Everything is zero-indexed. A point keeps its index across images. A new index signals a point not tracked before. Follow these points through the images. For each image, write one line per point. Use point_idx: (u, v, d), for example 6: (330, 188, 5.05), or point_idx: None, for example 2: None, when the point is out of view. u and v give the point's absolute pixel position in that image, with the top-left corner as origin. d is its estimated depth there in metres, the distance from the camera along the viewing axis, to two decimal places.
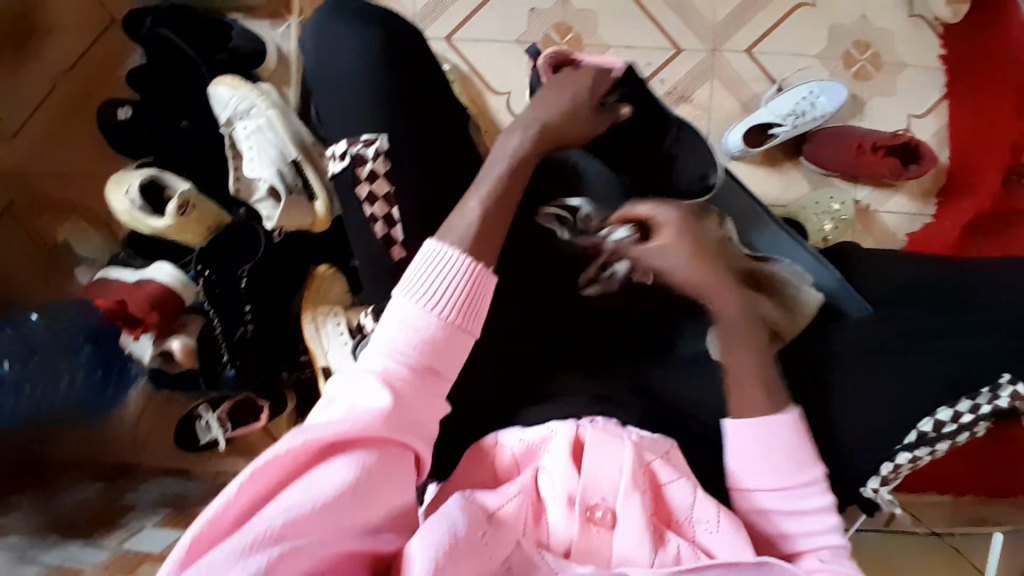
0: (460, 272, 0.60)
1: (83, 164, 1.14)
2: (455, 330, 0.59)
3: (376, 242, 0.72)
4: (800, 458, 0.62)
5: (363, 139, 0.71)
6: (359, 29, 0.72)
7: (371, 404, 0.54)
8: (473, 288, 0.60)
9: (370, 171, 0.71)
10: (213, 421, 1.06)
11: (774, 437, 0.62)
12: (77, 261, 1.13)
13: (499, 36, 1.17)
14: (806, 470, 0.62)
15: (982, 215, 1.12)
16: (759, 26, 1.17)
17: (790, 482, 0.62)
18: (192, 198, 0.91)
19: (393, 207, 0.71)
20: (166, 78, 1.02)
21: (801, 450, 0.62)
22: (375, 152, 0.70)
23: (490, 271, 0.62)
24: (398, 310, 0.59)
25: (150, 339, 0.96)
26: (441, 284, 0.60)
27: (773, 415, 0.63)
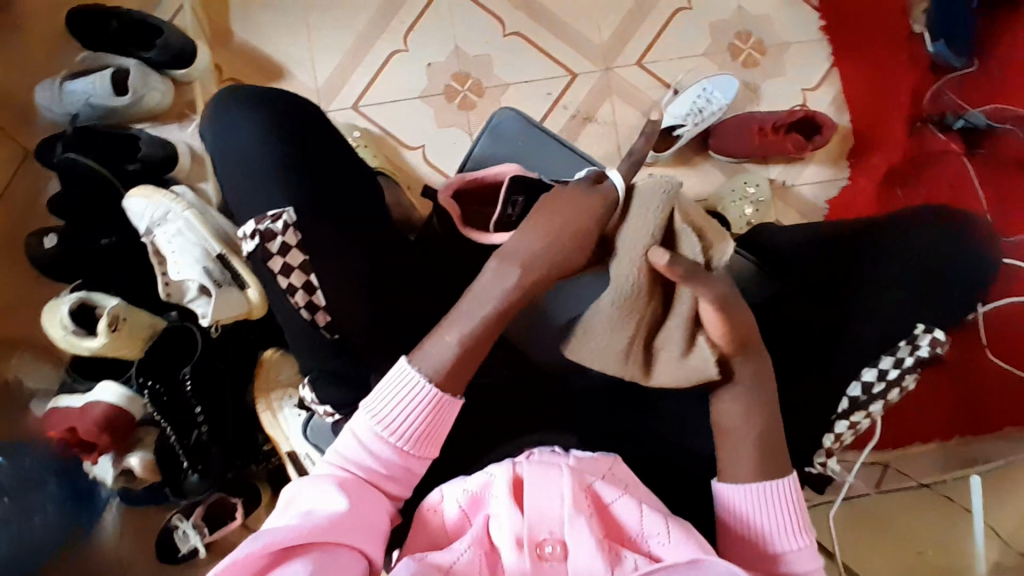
0: (423, 399, 0.63)
1: (17, 299, 1.13)
2: (411, 453, 0.63)
3: (298, 315, 0.68)
4: (787, 524, 0.63)
5: (269, 216, 0.68)
6: (247, 111, 0.73)
7: (328, 509, 0.58)
8: (438, 412, 0.64)
9: (281, 245, 0.67)
10: (188, 529, 1.03)
11: (763, 500, 0.64)
12: (27, 397, 1.07)
13: (404, 95, 1.21)
14: (790, 531, 0.63)
15: (897, 169, 1.17)
16: (645, 37, 1.22)
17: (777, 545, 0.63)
18: (122, 312, 0.91)
19: (312, 274, 0.68)
20: (82, 200, 1.02)
21: (790, 517, 0.64)
22: (283, 226, 0.68)
23: (455, 397, 0.65)
24: (353, 429, 0.63)
25: (109, 460, 0.96)
26: (402, 412, 0.63)
27: (772, 479, 0.64)
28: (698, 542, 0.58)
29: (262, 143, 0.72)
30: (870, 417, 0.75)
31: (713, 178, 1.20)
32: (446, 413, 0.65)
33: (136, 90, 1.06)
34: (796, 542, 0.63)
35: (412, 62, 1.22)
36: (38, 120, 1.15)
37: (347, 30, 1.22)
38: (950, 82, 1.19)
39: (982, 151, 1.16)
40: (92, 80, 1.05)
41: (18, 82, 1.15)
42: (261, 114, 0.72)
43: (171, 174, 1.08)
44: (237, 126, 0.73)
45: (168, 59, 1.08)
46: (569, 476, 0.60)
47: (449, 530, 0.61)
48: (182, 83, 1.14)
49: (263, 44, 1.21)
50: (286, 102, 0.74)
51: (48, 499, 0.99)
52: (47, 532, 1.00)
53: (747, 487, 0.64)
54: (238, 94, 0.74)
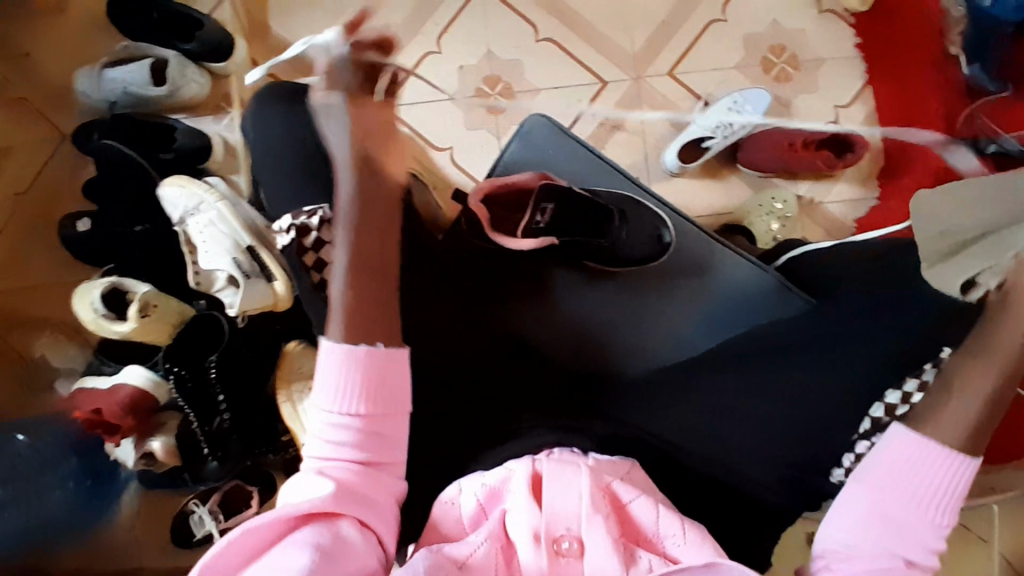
0: (350, 364, 0.62)
1: (49, 279, 1.15)
2: (365, 421, 0.63)
3: (327, 310, 0.70)
4: (941, 498, 0.61)
5: (305, 211, 0.70)
6: (288, 111, 0.75)
7: (312, 493, 0.60)
8: (375, 369, 0.63)
9: (315, 240, 0.69)
10: (204, 514, 1.05)
11: (929, 467, 0.61)
12: (54, 375, 1.11)
13: (434, 95, 1.22)
14: (936, 506, 0.61)
15: None
16: (676, 48, 1.22)
17: (919, 514, 0.60)
18: (152, 299, 0.93)
19: (341, 271, 0.70)
20: (117, 184, 1.04)
21: (947, 496, 0.61)
22: (318, 222, 0.69)
23: (399, 347, 0.65)
24: (316, 414, 0.64)
25: (132, 441, 0.97)
26: (340, 382, 0.62)
27: (965, 454, 0.61)
28: (713, 546, 0.58)
29: (299, 143, 0.73)
30: None
31: (739, 193, 1.20)
32: (383, 370, 0.63)
33: (174, 82, 1.09)
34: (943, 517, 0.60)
35: (444, 63, 1.23)
36: (78, 105, 1.18)
37: (382, 29, 1.23)
38: (984, 106, 1.17)
39: None
40: (133, 70, 1.08)
41: (60, 69, 1.18)
42: (298, 117, 0.74)
43: (204, 164, 1.10)
44: (277, 125, 0.75)
45: (205, 52, 1.11)
46: (588, 475, 0.60)
47: (466, 523, 0.61)
48: (218, 76, 1.16)
49: (299, 40, 1.23)
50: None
51: (67, 477, 1.01)
52: (64, 508, 1.02)
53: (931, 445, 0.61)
54: (276, 97, 0.76)
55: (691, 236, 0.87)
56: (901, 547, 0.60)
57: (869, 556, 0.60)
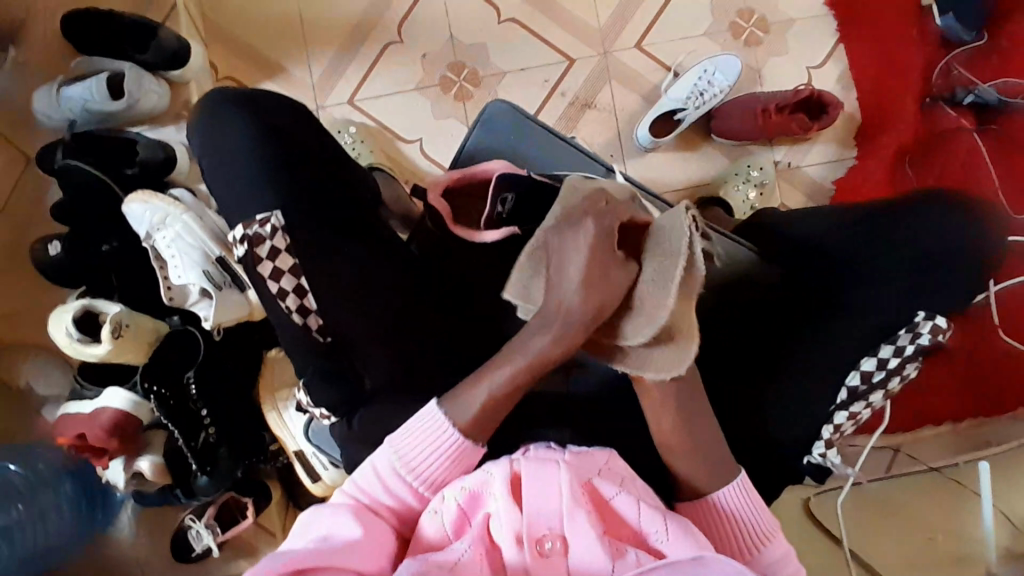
0: (447, 447, 0.65)
1: (29, 306, 1.14)
2: (426, 495, 0.64)
3: (290, 319, 0.68)
4: (752, 523, 0.64)
5: (257, 220, 0.68)
6: (237, 114, 0.72)
7: (345, 535, 0.58)
8: (463, 459, 0.65)
9: (270, 249, 0.67)
10: (201, 529, 1.03)
11: (725, 512, 0.65)
12: (41, 402, 1.10)
13: (398, 88, 1.20)
14: (752, 536, 0.64)
15: (904, 149, 1.13)
16: (642, 20, 1.19)
17: (752, 548, 0.64)
18: (124, 318, 0.91)
19: (302, 278, 0.68)
20: (83, 206, 1.02)
21: (757, 514, 0.64)
22: (271, 229, 0.67)
23: (477, 445, 0.65)
24: (375, 458, 0.65)
25: (121, 463, 0.96)
26: (422, 454, 0.64)
27: (723, 488, 0.65)
28: (697, 539, 0.58)
29: (249, 150, 0.71)
30: (869, 407, 0.75)
31: (716, 161, 1.17)
32: (468, 462, 0.66)
33: (132, 95, 1.06)
34: (767, 537, 0.64)
35: (406, 53, 1.20)
36: (38, 126, 1.15)
37: (340, 24, 1.20)
38: (959, 57, 1.15)
39: (995, 126, 1.13)
40: (89, 86, 1.04)
41: (14, 90, 1.15)
42: (244, 124, 0.71)
43: (169, 177, 1.08)
44: (226, 130, 0.72)
45: (163, 62, 1.08)
46: (567, 470, 0.60)
47: (449, 531, 0.60)
48: (176, 84, 1.14)
49: (256, 41, 1.20)
50: (275, 110, 0.74)
51: (65, 504, 1.02)
52: (64, 534, 1.02)
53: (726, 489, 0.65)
54: (224, 103, 0.73)
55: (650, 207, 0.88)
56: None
57: None
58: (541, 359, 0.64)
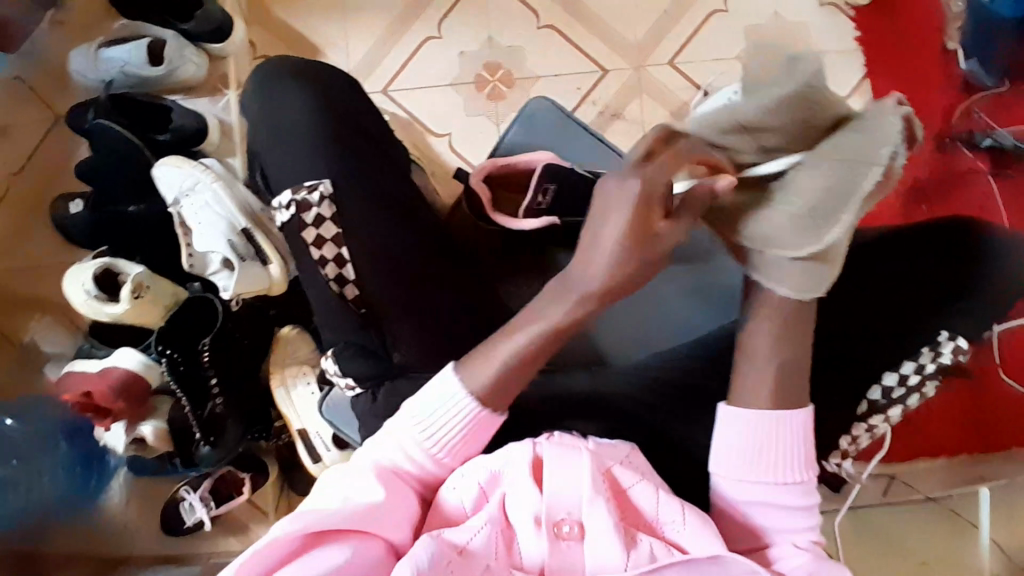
0: (465, 415, 0.62)
1: (40, 262, 1.13)
2: (448, 463, 0.63)
3: (327, 286, 0.70)
4: (793, 454, 0.61)
5: (306, 186, 0.71)
6: (290, 89, 0.75)
7: (365, 498, 0.58)
8: (482, 426, 0.63)
9: (315, 216, 0.70)
10: (195, 501, 1.04)
11: (775, 431, 0.61)
12: (44, 359, 1.08)
13: (432, 82, 1.21)
14: (791, 467, 0.61)
15: (921, 187, 1.15)
16: (677, 38, 1.22)
17: (786, 477, 0.61)
18: (145, 280, 0.91)
19: (342, 248, 0.70)
20: (111, 165, 1.02)
21: (802, 449, 0.61)
22: (318, 197, 0.70)
23: (497, 413, 0.63)
24: (402, 438, 0.63)
25: (122, 426, 0.96)
26: (446, 425, 0.62)
27: (792, 410, 0.61)
28: (714, 532, 0.58)
29: (292, 124, 0.74)
30: (887, 420, 0.76)
31: None
32: (484, 429, 0.64)
33: (171, 62, 1.07)
34: (799, 475, 0.61)
35: (443, 49, 1.22)
36: (71, 85, 1.15)
37: (381, 15, 1.22)
38: (981, 101, 1.17)
39: (1013, 171, 1.15)
40: (130, 49, 1.06)
41: (50, 47, 1.15)
42: (294, 101, 0.74)
43: (199, 147, 1.08)
44: (277, 104, 0.75)
45: (205, 32, 1.08)
46: (590, 458, 0.59)
47: (466, 508, 0.60)
48: (215, 57, 1.14)
49: (297, 23, 1.22)
50: (316, 84, 0.75)
51: (60, 465, 1.02)
52: (56, 495, 1.03)
53: (742, 414, 0.62)
54: (265, 81, 0.76)
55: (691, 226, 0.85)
56: (783, 527, 0.61)
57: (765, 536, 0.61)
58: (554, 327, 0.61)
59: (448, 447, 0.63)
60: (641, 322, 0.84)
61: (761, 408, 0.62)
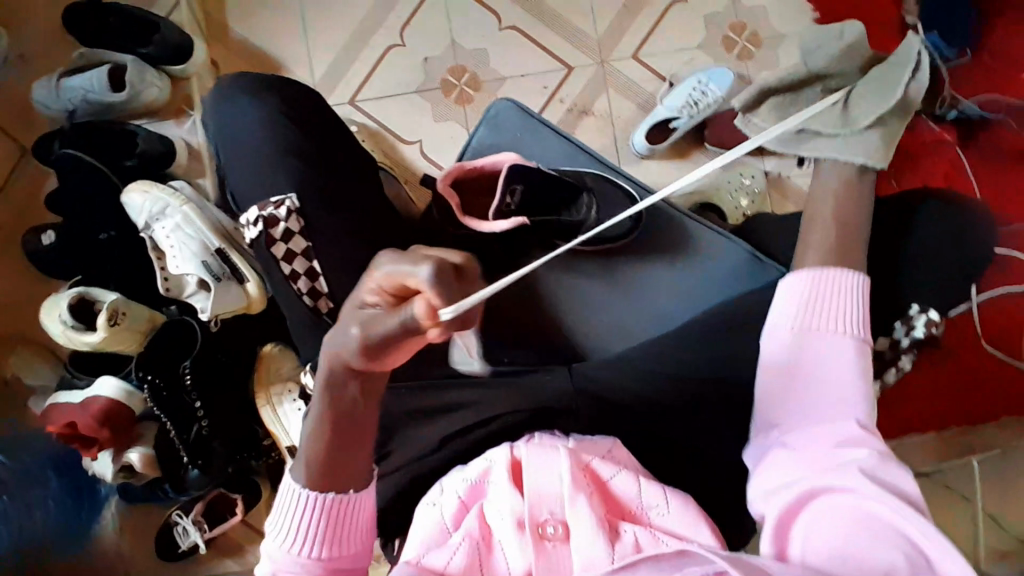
0: (311, 508, 0.62)
1: (17, 296, 1.12)
2: (325, 555, 0.62)
3: (301, 301, 0.70)
4: (845, 322, 0.66)
5: (272, 202, 0.71)
6: (252, 106, 0.75)
7: None
8: (335, 513, 0.62)
9: (284, 231, 0.70)
10: (188, 525, 1.03)
11: (843, 290, 0.67)
12: (28, 393, 1.07)
13: (399, 89, 1.22)
14: (849, 327, 0.65)
15: (889, 160, 1.17)
16: (639, 31, 1.23)
17: (844, 342, 0.65)
18: (121, 305, 0.91)
19: (313, 261, 0.70)
20: (81, 194, 1.02)
21: (857, 314, 0.66)
22: (286, 212, 0.70)
23: (348, 492, 0.62)
24: (278, 548, 0.63)
25: (108, 455, 0.96)
26: (294, 523, 0.62)
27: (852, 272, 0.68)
28: (696, 513, 0.60)
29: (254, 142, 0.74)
30: (869, 394, 0.85)
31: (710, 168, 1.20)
32: (346, 513, 0.62)
33: (134, 86, 1.07)
34: (856, 344, 0.65)
35: (407, 56, 1.22)
36: (35, 115, 1.14)
37: (343, 26, 1.22)
38: (943, 74, 1.19)
39: (978, 142, 1.17)
40: (90, 76, 1.05)
41: (11, 79, 1.15)
42: (257, 119, 0.74)
43: (169, 168, 1.08)
44: (240, 123, 0.75)
45: (166, 54, 1.09)
46: (569, 457, 0.60)
47: (448, 525, 0.60)
48: (179, 78, 1.14)
49: (260, 40, 1.21)
50: (273, 99, 0.75)
51: (51, 498, 1.00)
52: (49, 530, 1.00)
53: (805, 276, 0.68)
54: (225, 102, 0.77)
55: (661, 213, 0.86)
56: (838, 416, 0.62)
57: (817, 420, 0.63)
58: (317, 421, 0.58)
59: (314, 541, 0.62)
60: (630, 295, 0.85)
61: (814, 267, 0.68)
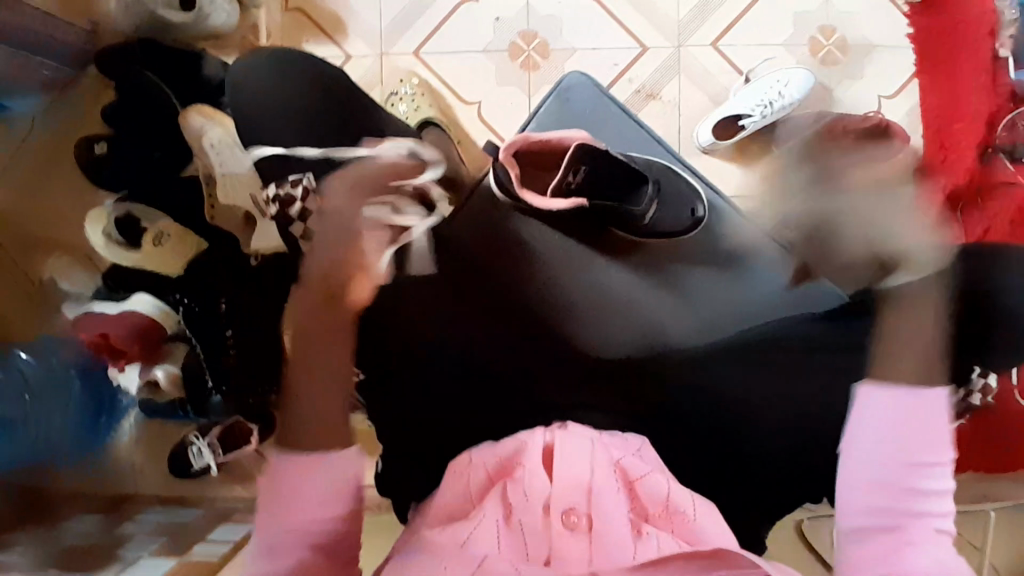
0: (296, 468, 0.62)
1: (64, 202, 1.12)
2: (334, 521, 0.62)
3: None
4: (934, 438, 0.63)
5: (289, 180, 0.81)
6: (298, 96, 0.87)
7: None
8: (337, 467, 0.63)
9: (299, 210, 0.80)
10: (203, 447, 1.06)
11: (927, 412, 0.64)
12: (62, 298, 1.06)
13: (465, 46, 1.18)
14: (932, 450, 0.63)
15: (960, 196, 1.05)
16: (723, 18, 1.17)
17: (931, 460, 0.63)
18: (163, 227, 0.99)
19: (330, 237, 0.74)
20: (142, 109, 1.02)
21: (942, 433, 0.64)
22: (300, 188, 0.80)
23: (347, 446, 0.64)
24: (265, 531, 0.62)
25: (136, 369, 0.98)
26: (304, 488, 0.62)
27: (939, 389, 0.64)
28: (722, 525, 0.60)
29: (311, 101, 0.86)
30: None
31: (772, 174, 1.16)
32: (342, 471, 0.63)
33: (202, 8, 1.05)
34: (938, 457, 0.63)
35: (479, 13, 1.18)
36: None
37: None
38: None
39: None
40: None
41: None
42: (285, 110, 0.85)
43: None
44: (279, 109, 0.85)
45: None
46: (597, 449, 0.62)
47: (473, 492, 0.62)
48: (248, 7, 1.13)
49: None
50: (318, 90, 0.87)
51: (75, 403, 1.01)
52: (67, 433, 1.01)
53: (893, 394, 0.64)
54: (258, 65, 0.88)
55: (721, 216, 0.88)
56: (906, 533, 0.61)
57: (887, 520, 0.62)
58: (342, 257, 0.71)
59: (319, 502, 0.62)
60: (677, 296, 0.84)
61: (901, 383, 0.65)
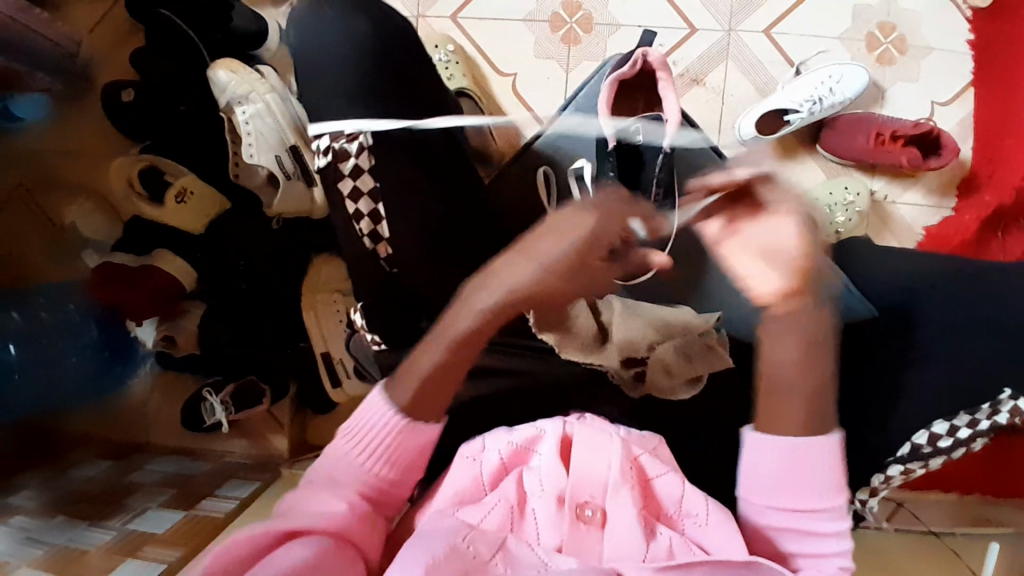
0: (388, 425, 0.61)
1: (90, 146, 1.11)
2: (389, 478, 0.61)
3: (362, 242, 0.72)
4: (828, 479, 0.58)
5: (346, 134, 0.68)
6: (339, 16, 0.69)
7: (321, 512, 0.57)
8: (409, 435, 0.61)
9: (353, 167, 0.68)
10: (216, 403, 1.04)
11: (811, 458, 0.58)
12: (83, 244, 1.06)
13: (505, 13, 1.13)
14: (820, 492, 0.58)
15: (1004, 212, 1.06)
16: (779, 3, 1.11)
17: (817, 504, 0.58)
18: (188, 184, 0.96)
19: (378, 204, 0.69)
20: (169, 59, 0.99)
21: (832, 475, 0.58)
22: (357, 148, 0.68)
23: (434, 423, 0.62)
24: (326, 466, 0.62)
25: (151, 326, 1.00)
26: (368, 434, 0.61)
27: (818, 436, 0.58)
28: (738, 533, 0.58)
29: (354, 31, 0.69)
30: (924, 467, 0.68)
31: (812, 173, 1.11)
32: (413, 439, 0.62)
33: None
34: (833, 501, 0.58)
35: None
36: None
37: None
38: None
39: None
40: None
41: None
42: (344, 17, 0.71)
43: (256, 51, 1.03)
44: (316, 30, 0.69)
45: None
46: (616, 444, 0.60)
47: (485, 480, 0.60)
48: None
49: None
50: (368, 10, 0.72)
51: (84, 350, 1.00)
52: (78, 379, 1.02)
53: (772, 442, 0.59)
54: None
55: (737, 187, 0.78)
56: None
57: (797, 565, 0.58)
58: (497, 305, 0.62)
59: (382, 459, 0.61)
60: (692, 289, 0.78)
61: (791, 433, 0.59)
